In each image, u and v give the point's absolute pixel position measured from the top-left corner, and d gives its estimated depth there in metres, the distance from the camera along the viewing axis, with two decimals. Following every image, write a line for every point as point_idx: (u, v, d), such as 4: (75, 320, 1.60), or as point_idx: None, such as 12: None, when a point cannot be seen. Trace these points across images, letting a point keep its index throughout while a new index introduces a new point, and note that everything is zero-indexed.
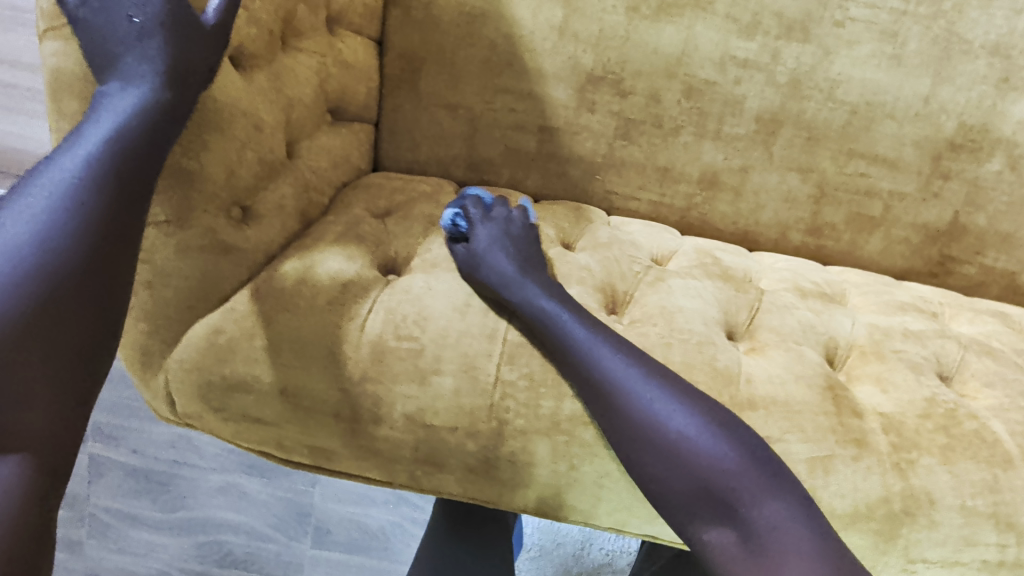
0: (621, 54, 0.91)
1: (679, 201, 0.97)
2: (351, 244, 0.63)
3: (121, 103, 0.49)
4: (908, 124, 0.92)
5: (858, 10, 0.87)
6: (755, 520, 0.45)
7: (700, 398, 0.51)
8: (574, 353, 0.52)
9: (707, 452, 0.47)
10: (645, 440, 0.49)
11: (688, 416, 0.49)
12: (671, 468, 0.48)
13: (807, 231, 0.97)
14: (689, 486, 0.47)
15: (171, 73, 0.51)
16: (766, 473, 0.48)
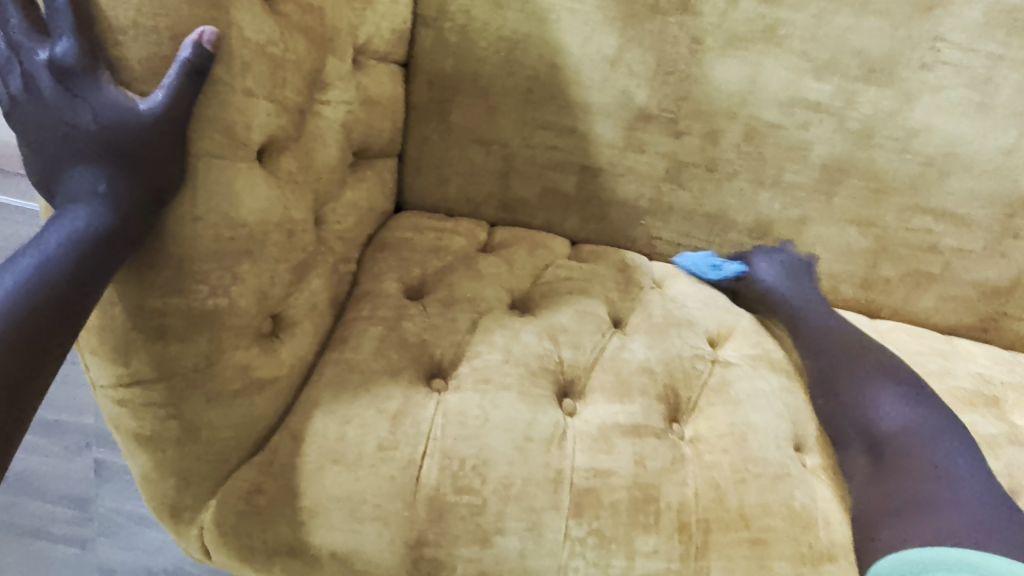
0: (680, 90, 0.80)
1: (727, 250, 0.89)
2: (395, 355, 0.57)
3: (62, 227, 0.39)
4: (985, 179, 0.83)
5: (950, 50, 0.77)
6: (939, 459, 0.62)
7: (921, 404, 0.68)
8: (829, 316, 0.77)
9: (915, 407, 0.67)
10: (881, 415, 0.66)
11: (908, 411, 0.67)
12: (904, 423, 0.66)
13: (860, 285, 0.90)
14: (899, 432, 0.65)
15: (136, 184, 0.40)
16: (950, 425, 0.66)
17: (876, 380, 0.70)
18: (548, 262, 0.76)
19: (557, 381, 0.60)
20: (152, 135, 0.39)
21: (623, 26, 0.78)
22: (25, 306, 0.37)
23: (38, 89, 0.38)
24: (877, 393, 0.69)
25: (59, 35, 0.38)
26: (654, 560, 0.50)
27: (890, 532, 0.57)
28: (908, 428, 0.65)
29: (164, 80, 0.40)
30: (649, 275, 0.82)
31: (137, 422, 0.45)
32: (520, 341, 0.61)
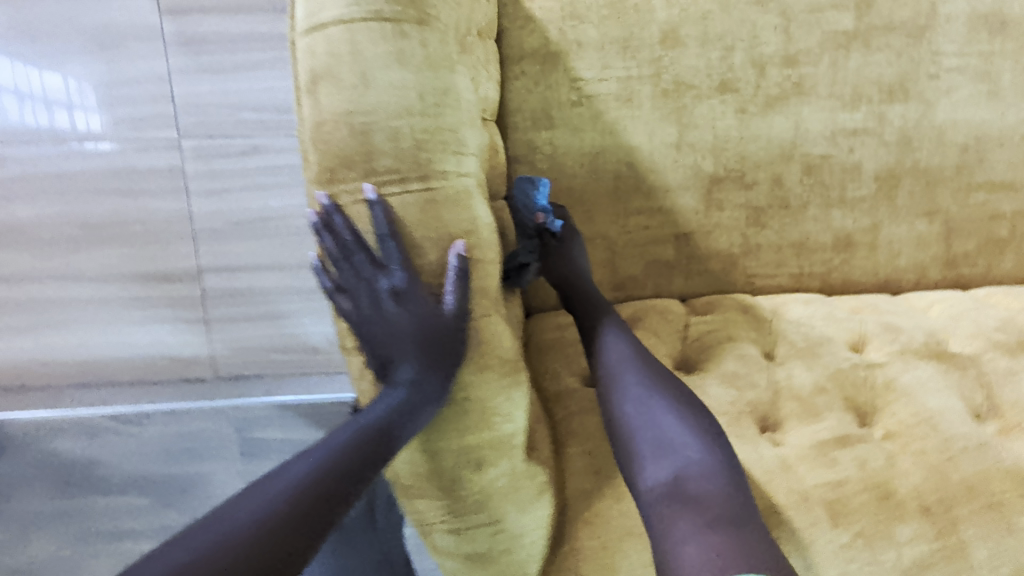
0: (740, 152, 0.95)
1: (818, 268, 1.00)
2: None
3: (387, 395, 0.54)
4: (1018, 147, 0.96)
5: (947, 61, 0.93)
6: (686, 483, 0.56)
7: (699, 420, 0.62)
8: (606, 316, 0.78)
9: (686, 422, 0.61)
10: (679, 428, 0.61)
11: (687, 430, 0.61)
12: (680, 438, 0.60)
13: (943, 265, 1.00)
14: (685, 449, 0.59)
15: (436, 365, 0.54)
16: (713, 436, 0.61)
17: (683, 398, 0.64)
18: (682, 321, 0.87)
19: (755, 417, 0.69)
20: (451, 329, 0.54)
21: (680, 118, 0.94)
22: (361, 445, 0.51)
23: (376, 306, 0.54)
24: (673, 415, 0.62)
25: (392, 268, 0.53)
26: (918, 547, 0.57)
27: (677, 560, 0.51)
28: (701, 461, 0.58)
29: (449, 287, 0.54)
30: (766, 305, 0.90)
31: (475, 538, 0.60)
32: (711, 393, 0.70)
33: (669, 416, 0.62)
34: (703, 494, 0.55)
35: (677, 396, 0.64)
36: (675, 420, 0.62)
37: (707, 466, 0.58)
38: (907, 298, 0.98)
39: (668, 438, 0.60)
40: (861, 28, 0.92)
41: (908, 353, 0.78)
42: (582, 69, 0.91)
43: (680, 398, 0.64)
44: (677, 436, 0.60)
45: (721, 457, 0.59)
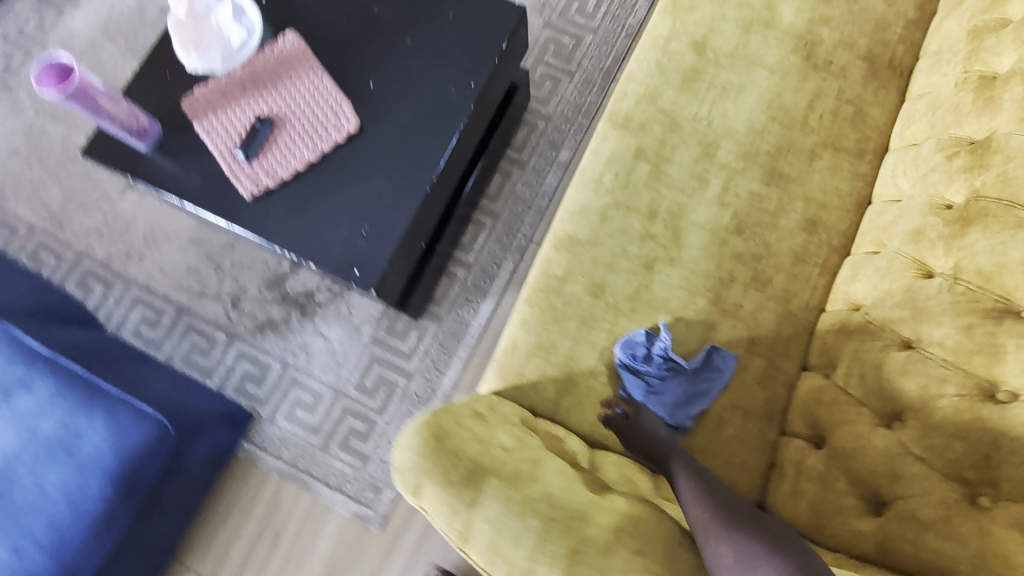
0: (704, 277, 1.15)
1: (822, 250, 1.16)
2: (959, 517, 0.77)
3: None
4: (788, 82, 1.22)
5: (702, 109, 1.21)
6: None
7: (770, 532, 0.75)
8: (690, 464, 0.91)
9: (757, 541, 0.73)
10: (753, 545, 0.73)
11: (758, 546, 0.73)
12: (757, 556, 0.72)
13: (859, 159, 1.19)
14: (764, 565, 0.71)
15: None
16: (780, 538, 0.74)
17: (771, 539, 0.74)
18: (840, 393, 1.00)
19: (977, 397, 0.81)
20: None
21: (658, 308, 1.14)
22: None
23: None
24: (744, 541, 0.74)
25: None
26: None
27: None
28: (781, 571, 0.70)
29: None
30: (846, 309, 1.06)
31: None
32: (942, 420, 0.83)
33: (748, 540, 0.74)
34: None
35: (764, 538, 0.74)
36: (746, 545, 0.73)
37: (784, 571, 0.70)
38: (879, 192, 1.15)
39: (750, 561, 0.72)
40: (653, 159, 1.19)
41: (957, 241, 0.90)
42: (587, 365, 1.11)
43: (765, 537, 0.74)
44: (754, 556, 0.72)
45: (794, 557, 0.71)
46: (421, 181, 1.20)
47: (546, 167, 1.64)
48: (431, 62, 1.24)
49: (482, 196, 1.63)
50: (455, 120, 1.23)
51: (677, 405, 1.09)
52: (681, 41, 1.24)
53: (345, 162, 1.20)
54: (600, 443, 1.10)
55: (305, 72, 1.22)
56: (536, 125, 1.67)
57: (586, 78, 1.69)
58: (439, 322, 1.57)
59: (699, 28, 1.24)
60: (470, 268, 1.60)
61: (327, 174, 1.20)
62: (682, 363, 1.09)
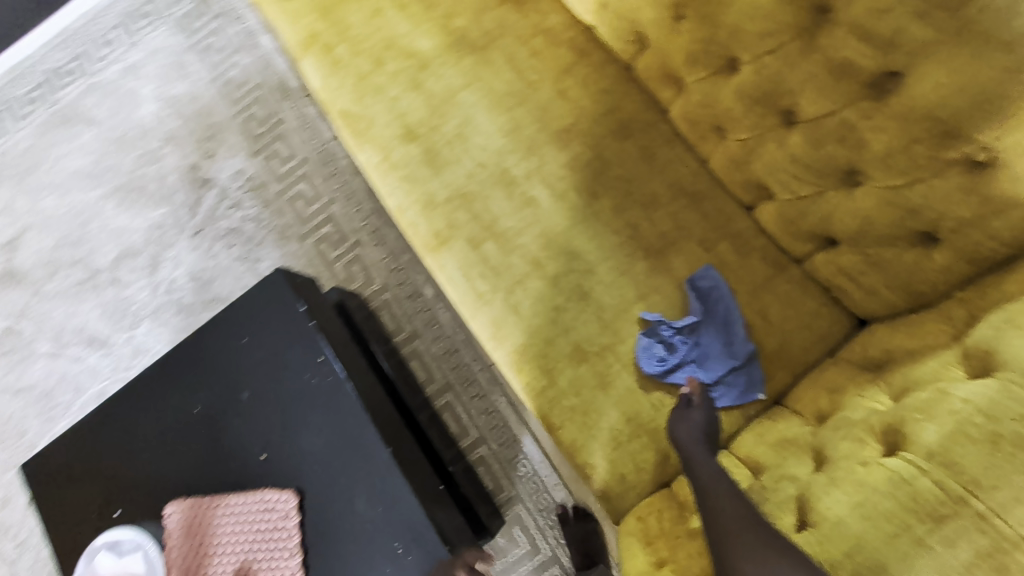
0: (620, 250, 1.10)
1: (654, 133, 1.14)
2: (966, 192, 0.72)
3: None
4: (486, 78, 1.20)
5: (467, 164, 1.18)
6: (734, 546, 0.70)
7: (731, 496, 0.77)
8: (737, 538, 0.70)
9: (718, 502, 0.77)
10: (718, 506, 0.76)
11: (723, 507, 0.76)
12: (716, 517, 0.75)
13: (589, 56, 1.19)
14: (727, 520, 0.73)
15: None
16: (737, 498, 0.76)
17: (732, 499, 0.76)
18: (795, 199, 0.95)
19: (869, 95, 0.77)
20: None
21: (627, 310, 1.07)
22: None
23: None
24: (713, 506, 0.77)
25: None
26: None
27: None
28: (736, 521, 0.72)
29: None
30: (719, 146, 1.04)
31: None
32: (871, 143, 0.79)
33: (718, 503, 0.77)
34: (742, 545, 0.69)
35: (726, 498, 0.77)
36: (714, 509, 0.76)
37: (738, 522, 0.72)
38: (627, 57, 1.15)
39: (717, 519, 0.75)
40: (485, 233, 1.14)
41: (722, 28, 0.91)
42: (647, 407, 1.03)
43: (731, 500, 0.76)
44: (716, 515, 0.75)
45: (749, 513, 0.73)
46: (381, 462, 1.10)
47: (431, 313, 1.58)
48: (279, 386, 1.17)
49: (423, 390, 1.52)
50: (343, 393, 1.15)
51: (730, 342, 1.01)
52: (393, 147, 1.21)
53: (324, 528, 1.09)
54: (733, 450, 0.97)
55: (216, 514, 1.11)
56: (386, 301, 1.60)
57: (371, 232, 1.66)
58: (520, 500, 1.44)
59: (391, 125, 1.22)
60: (485, 440, 1.48)
61: (324, 554, 1.08)
62: (691, 314, 1.03)
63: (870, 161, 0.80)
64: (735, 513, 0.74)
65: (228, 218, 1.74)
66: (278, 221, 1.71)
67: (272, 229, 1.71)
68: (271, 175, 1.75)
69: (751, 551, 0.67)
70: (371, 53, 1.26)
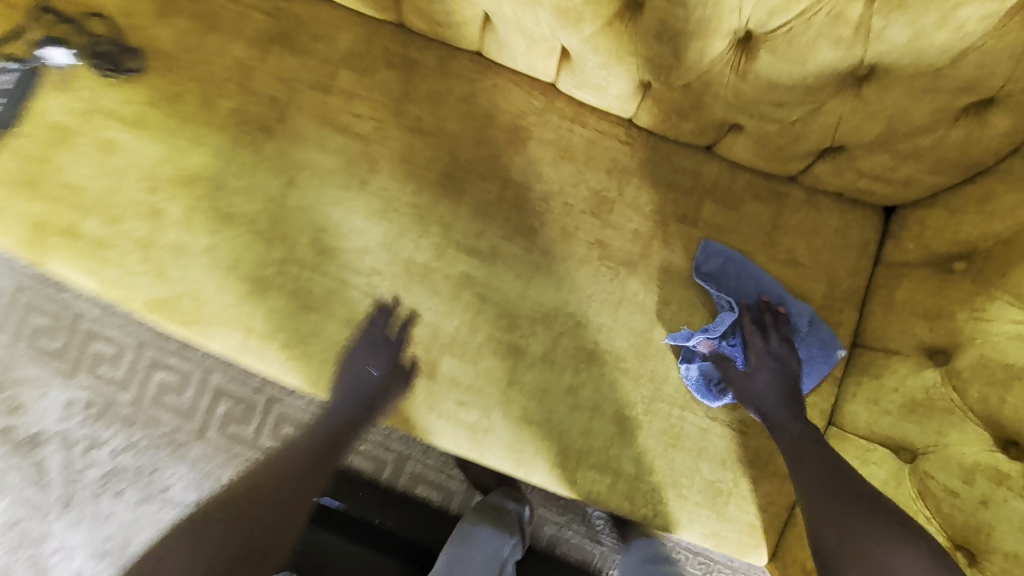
0: (601, 279, 0.84)
1: (554, 118, 0.84)
2: None
3: None
4: (310, 161, 0.84)
5: (357, 282, 0.84)
6: (827, 510, 0.68)
7: (820, 456, 0.74)
8: (833, 501, 0.69)
9: (807, 460, 0.74)
10: (808, 462, 0.74)
11: (813, 465, 0.73)
12: (808, 478, 0.73)
13: (419, 61, 0.84)
14: (817, 483, 0.71)
15: None
16: (829, 460, 0.74)
17: (824, 458, 0.74)
18: (781, 129, 0.70)
19: None
20: None
21: (650, 343, 0.84)
22: None
23: None
24: (803, 466, 0.74)
25: None
26: None
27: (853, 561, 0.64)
28: (827, 485, 0.71)
29: None
30: (642, 99, 0.77)
31: None
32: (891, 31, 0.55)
33: (810, 460, 0.74)
34: (841, 511, 0.67)
35: (818, 454, 0.74)
36: (806, 469, 0.73)
37: (835, 488, 0.70)
38: (468, 41, 0.82)
39: (810, 479, 0.72)
40: (435, 350, 0.85)
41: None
42: (731, 436, 0.85)
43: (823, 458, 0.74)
44: (808, 475, 0.73)
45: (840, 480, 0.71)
46: None
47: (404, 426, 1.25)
48: None
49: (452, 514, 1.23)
50: None
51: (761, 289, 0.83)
52: (250, 312, 0.84)
53: None
54: (851, 430, 0.81)
55: None
56: None
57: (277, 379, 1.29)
58: (613, 550, 1.26)
59: (228, 288, 0.84)
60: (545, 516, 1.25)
61: None
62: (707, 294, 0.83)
63: (892, 49, 0.56)
64: (831, 503, 0.69)
65: (95, 463, 1.30)
66: (159, 429, 1.29)
67: (156, 445, 1.29)
68: (112, 384, 1.30)
69: (853, 529, 0.66)
70: (133, 205, 0.84)
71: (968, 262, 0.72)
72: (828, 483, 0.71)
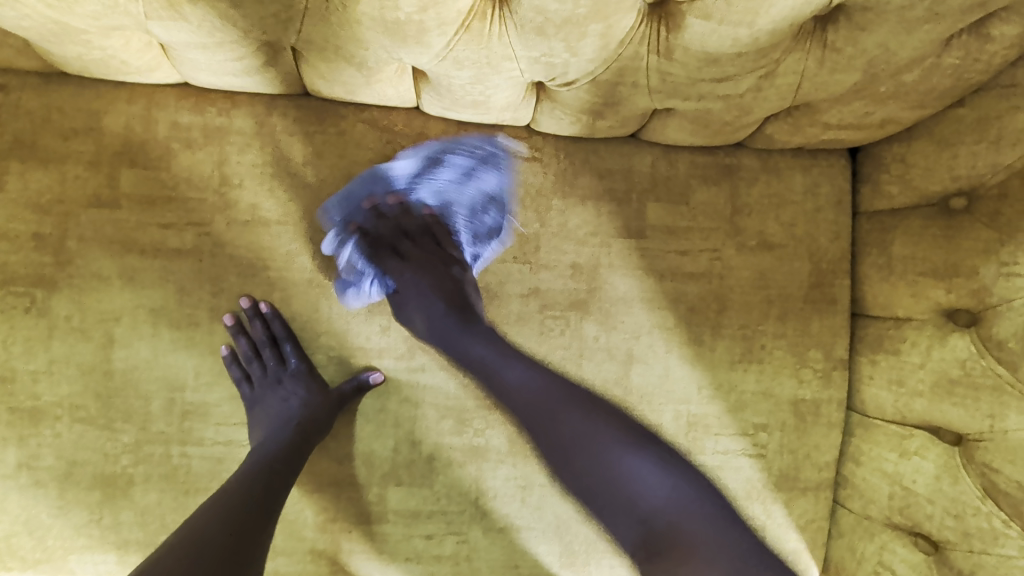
0: (550, 335, 0.66)
1: (431, 154, 0.64)
2: None
3: None
4: (126, 306, 0.61)
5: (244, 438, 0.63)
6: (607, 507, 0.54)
7: (558, 419, 0.57)
8: (592, 487, 0.55)
9: (562, 434, 0.56)
10: (561, 434, 0.56)
11: (565, 437, 0.56)
12: (563, 458, 0.56)
13: (231, 132, 0.62)
14: (580, 468, 0.55)
15: None
16: (591, 421, 0.57)
17: (577, 418, 0.57)
18: (727, 104, 0.53)
19: None
20: None
21: (630, 391, 0.67)
22: None
23: None
24: (563, 437, 0.56)
25: None
26: None
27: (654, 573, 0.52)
28: (578, 469, 0.55)
29: None
30: (538, 101, 0.58)
31: None
32: None
33: (564, 422, 0.57)
34: (625, 509, 0.53)
35: (567, 417, 0.57)
36: (564, 442, 0.56)
37: (585, 473, 0.55)
38: (283, 79, 0.58)
39: (558, 458, 0.56)
40: (374, 485, 0.65)
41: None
42: (750, 465, 0.69)
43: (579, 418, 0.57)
44: (560, 450, 0.56)
45: (594, 454, 0.55)
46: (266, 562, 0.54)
47: None
48: None
49: None
50: None
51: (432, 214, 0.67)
52: (112, 525, 0.62)
53: None
54: (877, 416, 0.69)
55: None
56: None
57: None
58: None
59: (73, 504, 0.61)
60: None
61: None
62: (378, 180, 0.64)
63: None
64: (607, 489, 0.55)
65: None
66: None
67: None
68: None
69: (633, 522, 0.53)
70: None
71: (972, 200, 0.59)
72: (588, 464, 0.55)
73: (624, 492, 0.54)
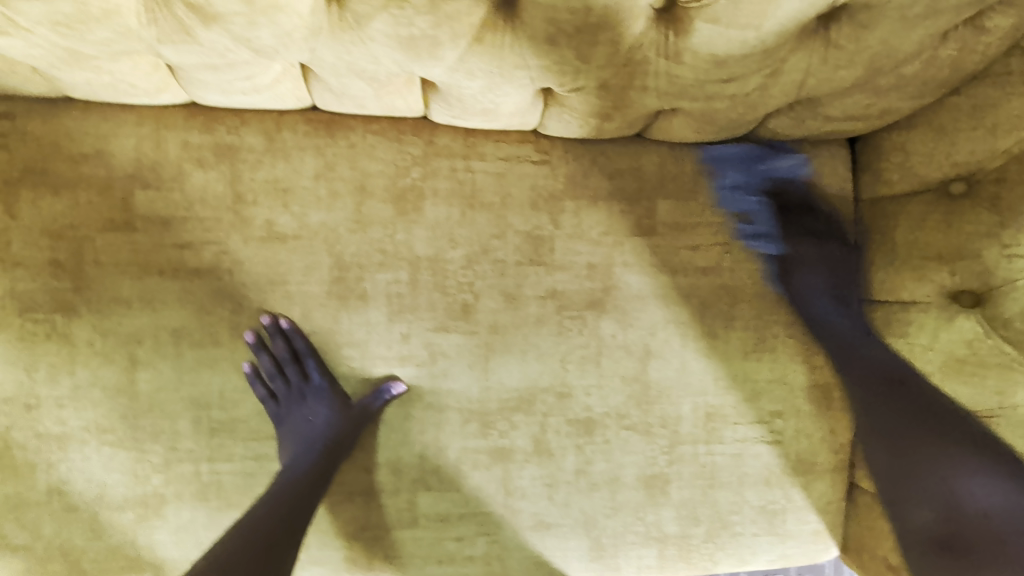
0: (568, 334, 0.67)
1: (442, 162, 0.65)
2: None
3: None
4: (147, 328, 0.62)
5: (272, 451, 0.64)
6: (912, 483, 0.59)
7: (890, 395, 0.62)
8: (899, 459, 0.60)
9: (893, 405, 0.61)
10: (905, 397, 0.61)
11: (900, 414, 0.61)
12: (889, 432, 0.61)
13: (242, 150, 0.62)
14: (903, 446, 0.60)
15: None
16: (904, 401, 0.61)
17: (891, 393, 0.62)
18: (733, 103, 0.54)
19: None
20: None
21: (650, 386, 0.68)
22: None
23: None
24: (893, 416, 0.61)
25: None
26: None
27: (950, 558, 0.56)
28: (896, 448, 0.60)
29: None
30: (546, 106, 0.58)
31: None
32: None
33: (890, 398, 0.62)
34: (925, 493, 0.57)
35: (890, 393, 0.62)
36: (897, 422, 0.61)
37: (914, 452, 0.59)
38: (292, 95, 0.59)
39: (889, 426, 0.61)
40: (404, 490, 0.66)
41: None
42: (769, 452, 0.69)
43: (892, 393, 0.62)
44: (892, 422, 0.61)
45: (922, 433, 0.59)
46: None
47: None
48: None
49: None
50: None
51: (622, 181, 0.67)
52: (147, 544, 0.62)
53: None
54: None
55: None
56: None
57: None
58: None
59: (107, 526, 0.62)
60: None
61: None
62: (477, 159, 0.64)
63: None
64: (886, 460, 0.61)
65: None
66: None
67: None
68: None
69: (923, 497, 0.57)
70: None
71: (971, 184, 0.60)
72: (910, 443, 0.59)
73: (938, 483, 0.57)
